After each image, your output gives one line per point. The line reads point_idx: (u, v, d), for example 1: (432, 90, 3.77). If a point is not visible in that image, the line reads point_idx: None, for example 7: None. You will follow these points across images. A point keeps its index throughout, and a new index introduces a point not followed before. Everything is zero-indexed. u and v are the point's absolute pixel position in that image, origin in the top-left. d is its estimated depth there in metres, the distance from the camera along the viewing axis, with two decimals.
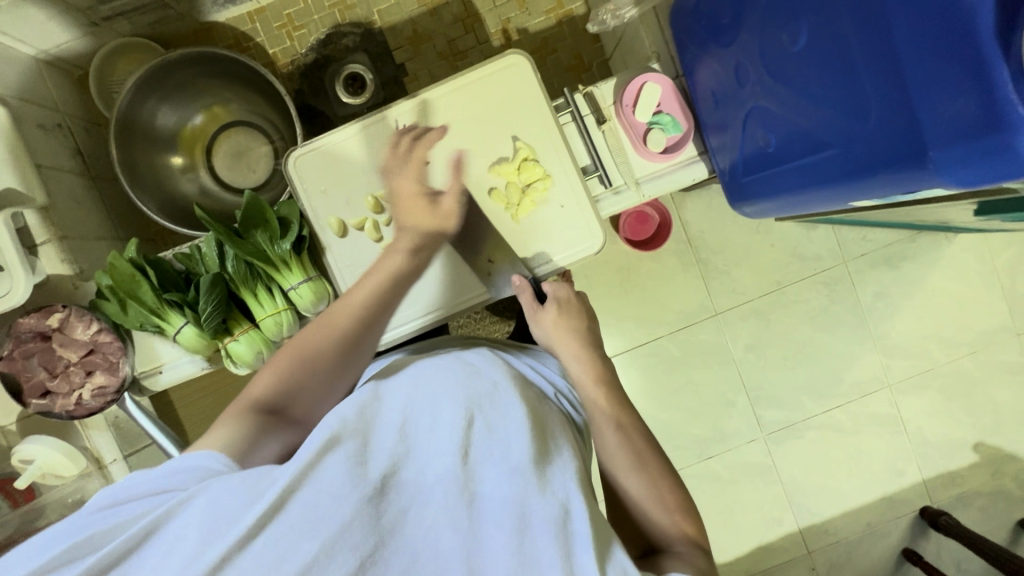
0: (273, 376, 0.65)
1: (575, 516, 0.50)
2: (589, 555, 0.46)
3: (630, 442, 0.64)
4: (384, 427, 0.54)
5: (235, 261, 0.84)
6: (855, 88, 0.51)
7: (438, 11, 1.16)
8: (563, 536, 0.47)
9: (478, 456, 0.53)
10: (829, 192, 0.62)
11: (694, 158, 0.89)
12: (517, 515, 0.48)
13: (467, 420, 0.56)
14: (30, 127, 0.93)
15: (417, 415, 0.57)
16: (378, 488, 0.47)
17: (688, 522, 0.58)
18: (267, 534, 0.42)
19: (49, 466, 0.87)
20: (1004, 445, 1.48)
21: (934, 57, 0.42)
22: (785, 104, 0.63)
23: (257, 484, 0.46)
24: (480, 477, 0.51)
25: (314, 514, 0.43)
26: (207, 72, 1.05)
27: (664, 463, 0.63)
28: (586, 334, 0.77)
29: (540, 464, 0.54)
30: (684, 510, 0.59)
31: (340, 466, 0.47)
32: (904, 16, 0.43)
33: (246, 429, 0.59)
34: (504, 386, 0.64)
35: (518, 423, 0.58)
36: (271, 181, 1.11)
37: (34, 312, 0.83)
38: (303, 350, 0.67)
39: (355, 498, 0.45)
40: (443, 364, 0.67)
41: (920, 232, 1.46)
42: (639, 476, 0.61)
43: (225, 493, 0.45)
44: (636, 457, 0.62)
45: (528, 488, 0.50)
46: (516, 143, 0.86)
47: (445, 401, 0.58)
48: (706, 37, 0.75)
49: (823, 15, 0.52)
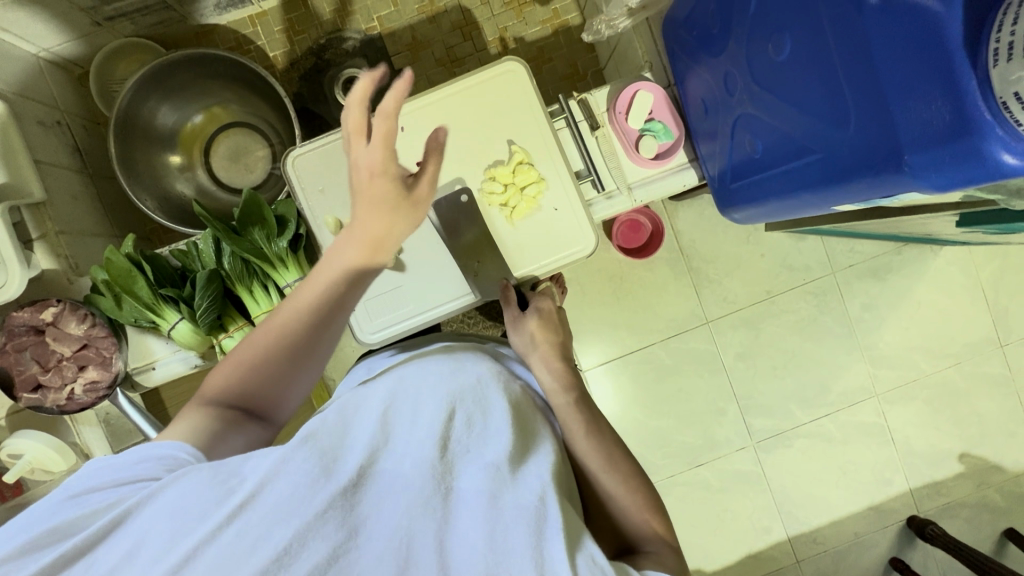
0: (228, 374, 0.62)
1: (549, 506, 0.49)
2: (559, 543, 0.46)
3: (599, 445, 0.64)
4: (364, 422, 0.53)
5: (231, 257, 0.85)
6: (836, 94, 0.53)
7: (437, 18, 1.19)
8: (536, 524, 0.47)
9: (455, 451, 0.52)
10: (812, 196, 0.64)
11: (685, 166, 0.91)
12: (491, 507, 0.47)
13: (448, 414, 0.55)
14: (30, 123, 0.94)
15: (398, 407, 0.56)
16: (353, 478, 0.46)
17: (657, 520, 0.60)
18: (234, 529, 0.42)
19: (39, 462, 0.86)
20: (989, 455, 1.51)
21: (908, 63, 0.44)
22: (771, 112, 0.65)
23: (229, 483, 0.45)
24: (457, 471, 0.51)
25: (285, 507, 0.43)
26: (206, 73, 1.06)
27: (633, 466, 0.63)
28: (565, 345, 0.82)
29: (516, 461, 0.54)
30: (656, 510, 0.60)
31: (310, 463, 0.46)
32: (881, 24, 0.46)
33: (205, 428, 0.57)
34: (488, 383, 0.63)
35: (500, 424, 0.58)
36: (269, 182, 1.13)
37: (28, 306, 0.83)
38: (257, 351, 0.62)
39: (325, 493, 0.44)
40: (429, 364, 0.65)
41: (906, 245, 1.49)
42: (613, 477, 0.61)
43: (194, 491, 0.45)
44: (608, 461, 0.62)
45: (504, 483, 0.50)
46: (512, 147, 0.88)
47: (428, 398, 0.57)
48: (696, 48, 0.77)
49: (807, 26, 0.55)
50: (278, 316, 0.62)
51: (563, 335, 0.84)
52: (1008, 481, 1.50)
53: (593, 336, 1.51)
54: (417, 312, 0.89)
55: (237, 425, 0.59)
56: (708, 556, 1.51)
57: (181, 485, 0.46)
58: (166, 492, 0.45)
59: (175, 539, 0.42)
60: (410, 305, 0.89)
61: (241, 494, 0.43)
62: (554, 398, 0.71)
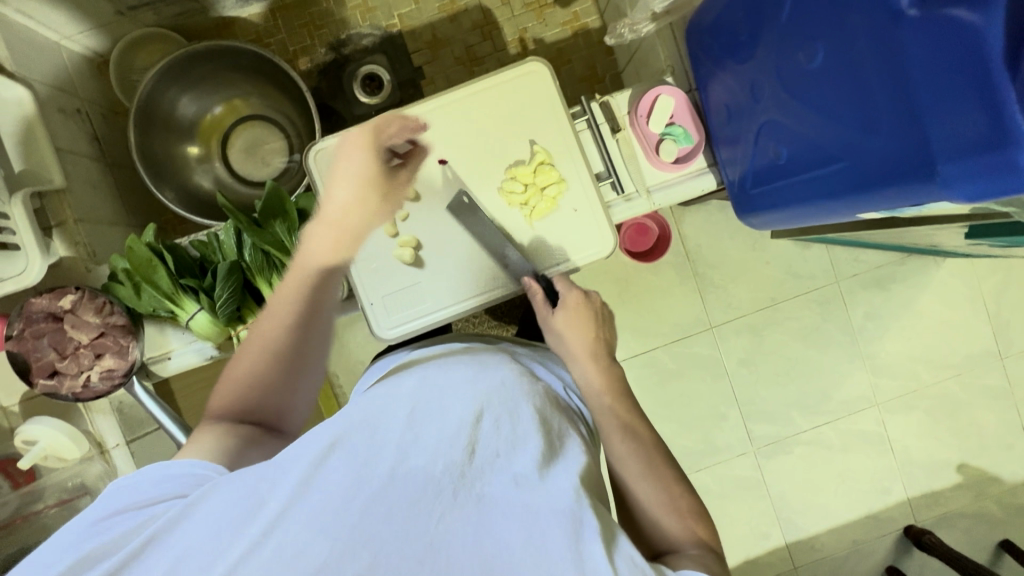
0: (234, 393, 0.65)
1: (585, 514, 0.49)
2: (597, 544, 0.46)
3: (637, 447, 0.65)
4: (389, 424, 0.53)
5: (252, 249, 0.85)
6: (867, 103, 0.54)
7: (458, 18, 1.20)
8: (573, 533, 0.47)
9: (482, 455, 0.53)
10: (836, 204, 0.65)
11: (704, 170, 0.92)
12: (525, 511, 0.48)
13: (473, 418, 0.56)
14: (52, 111, 0.94)
15: (424, 409, 0.56)
16: (386, 483, 0.47)
17: (700, 526, 0.59)
18: (270, 543, 0.43)
19: (52, 448, 0.87)
20: (986, 467, 1.52)
21: (945, 75, 0.45)
22: (798, 120, 0.66)
23: (262, 495, 0.46)
24: (486, 479, 0.50)
25: (315, 522, 0.44)
26: (228, 66, 1.07)
27: (673, 470, 0.64)
28: (598, 338, 0.79)
29: (545, 464, 0.54)
30: (699, 516, 0.60)
31: (342, 472, 0.47)
32: (918, 35, 0.46)
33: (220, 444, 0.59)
34: (511, 386, 0.64)
35: (526, 426, 0.58)
36: (286, 176, 1.13)
37: (47, 293, 0.84)
38: (256, 366, 0.66)
39: (359, 504, 0.45)
40: (450, 365, 0.67)
41: (910, 255, 1.50)
42: (654, 481, 0.62)
43: (230, 503, 0.46)
44: (645, 465, 0.63)
45: (535, 488, 0.51)
46: (533, 147, 0.88)
47: (454, 398, 0.58)
48: (722, 54, 0.78)
49: (840, 35, 0.55)
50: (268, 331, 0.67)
51: (603, 326, 0.81)
52: (1004, 492, 1.51)
53: None
54: (432, 311, 0.89)
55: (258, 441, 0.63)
56: None
57: (220, 495, 0.47)
58: (203, 506, 0.47)
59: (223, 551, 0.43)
60: (429, 301, 0.89)
61: (276, 507, 0.45)
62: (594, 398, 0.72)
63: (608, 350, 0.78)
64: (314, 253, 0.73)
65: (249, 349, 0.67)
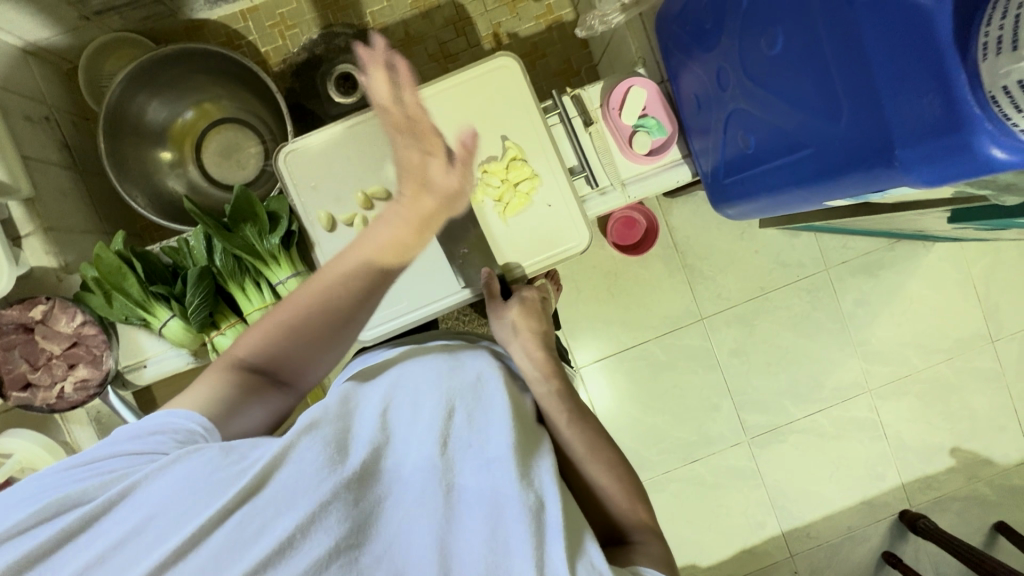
0: (261, 337, 0.61)
1: (549, 506, 0.51)
2: (559, 544, 0.48)
3: (581, 432, 0.64)
4: (364, 422, 0.56)
5: (223, 254, 0.84)
6: (829, 89, 0.53)
7: (431, 14, 1.18)
8: (535, 526, 0.49)
9: (456, 447, 0.54)
10: (804, 191, 0.64)
11: (678, 161, 0.91)
12: (491, 505, 0.51)
13: (446, 411, 0.57)
14: (18, 119, 0.93)
15: (397, 408, 0.59)
16: (355, 475, 0.49)
17: (644, 509, 0.60)
18: (240, 512, 0.45)
19: (28, 461, 0.87)
20: (979, 449, 1.52)
21: (898, 58, 0.44)
22: (763, 107, 0.65)
23: (236, 465, 0.47)
24: (457, 467, 0.53)
25: (284, 497, 0.46)
26: (198, 70, 1.06)
27: (616, 452, 0.64)
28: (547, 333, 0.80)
29: (521, 454, 0.54)
30: (641, 498, 0.61)
31: (318, 451, 0.50)
32: (873, 18, 0.46)
33: (226, 397, 0.58)
34: (488, 377, 0.64)
35: (500, 412, 0.59)
36: (261, 179, 1.12)
37: (17, 304, 0.82)
38: (291, 318, 0.62)
39: (327, 487, 0.47)
40: (428, 358, 0.67)
41: (898, 241, 1.50)
42: (597, 465, 0.62)
43: (201, 470, 0.46)
44: (589, 447, 0.63)
45: (504, 478, 0.52)
46: (505, 142, 0.88)
47: (425, 392, 0.60)
48: (689, 42, 0.77)
49: (797, 20, 0.54)
50: (319, 284, 0.63)
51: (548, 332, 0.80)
52: (998, 474, 1.52)
53: (587, 332, 1.51)
54: (405, 311, 0.88)
55: (259, 391, 0.61)
56: (702, 551, 1.52)
57: (190, 463, 0.47)
58: (175, 468, 0.47)
59: (186, 516, 0.44)
60: (403, 302, 0.88)
61: (249, 476, 0.46)
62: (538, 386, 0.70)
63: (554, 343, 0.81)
64: (393, 225, 0.67)
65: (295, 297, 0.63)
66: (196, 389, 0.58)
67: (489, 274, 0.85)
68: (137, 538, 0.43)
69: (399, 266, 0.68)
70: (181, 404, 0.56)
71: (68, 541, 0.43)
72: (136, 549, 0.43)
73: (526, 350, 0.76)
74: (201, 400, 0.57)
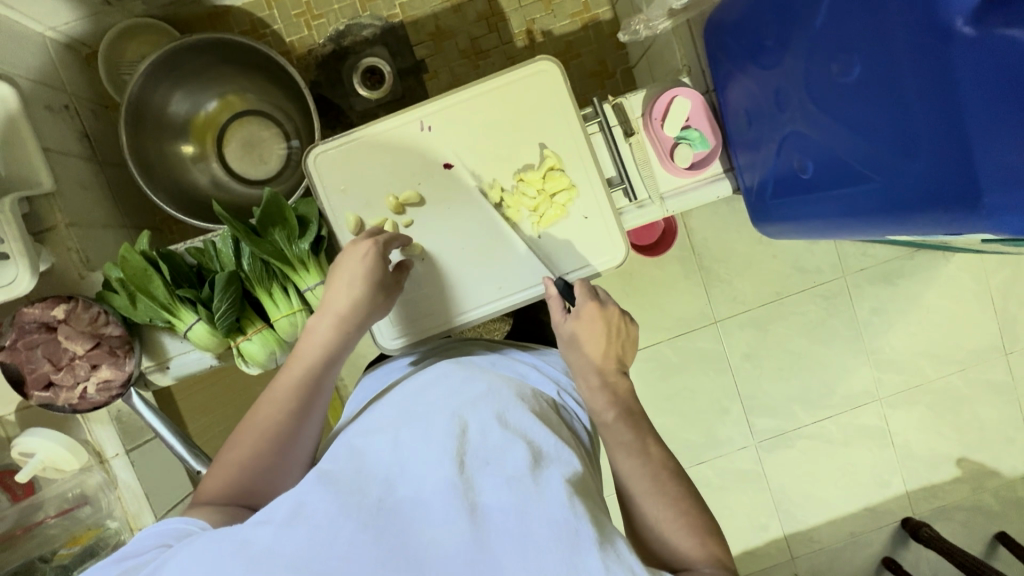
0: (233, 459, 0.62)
1: (580, 519, 0.47)
2: (595, 553, 0.44)
3: (644, 465, 0.62)
4: (378, 454, 0.54)
5: (251, 259, 0.82)
6: (907, 124, 0.51)
7: (463, 8, 1.14)
8: (564, 542, 0.44)
9: (473, 463, 0.51)
10: (864, 223, 0.62)
11: (719, 175, 0.89)
12: (518, 521, 0.46)
13: (460, 428, 0.54)
14: (38, 108, 0.90)
15: (410, 429, 0.56)
16: (374, 511, 0.47)
17: (713, 542, 0.58)
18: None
19: (50, 460, 0.86)
20: (986, 461, 1.52)
21: (994, 99, 0.42)
22: (828, 134, 0.62)
23: (244, 534, 0.46)
24: (478, 484, 0.49)
25: (302, 557, 0.44)
26: (220, 60, 1.02)
27: (684, 485, 0.61)
28: (609, 354, 0.72)
29: (535, 466, 0.52)
30: (711, 532, 0.58)
31: (331, 498, 0.48)
32: (970, 55, 0.43)
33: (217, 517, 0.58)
34: (500, 390, 0.63)
35: (513, 426, 0.57)
36: (285, 173, 1.09)
37: (40, 302, 0.81)
38: (247, 451, 0.62)
39: (342, 535, 0.45)
40: (441, 376, 0.66)
41: (919, 250, 1.47)
42: (660, 500, 0.60)
43: (210, 547, 0.46)
44: (654, 481, 0.61)
45: (528, 492, 0.48)
46: (543, 151, 0.85)
47: (437, 412, 0.57)
48: (743, 57, 0.74)
49: (878, 49, 0.51)
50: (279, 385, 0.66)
51: (619, 345, 0.73)
52: (1003, 486, 1.52)
53: None
54: (430, 321, 0.86)
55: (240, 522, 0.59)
56: None
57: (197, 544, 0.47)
58: (185, 552, 0.47)
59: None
60: (433, 311, 0.86)
61: (259, 547, 0.45)
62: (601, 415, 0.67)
63: (621, 366, 0.72)
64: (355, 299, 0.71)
65: (243, 432, 0.63)
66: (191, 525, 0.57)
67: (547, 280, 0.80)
68: None
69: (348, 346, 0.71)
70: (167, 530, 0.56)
71: None
72: None
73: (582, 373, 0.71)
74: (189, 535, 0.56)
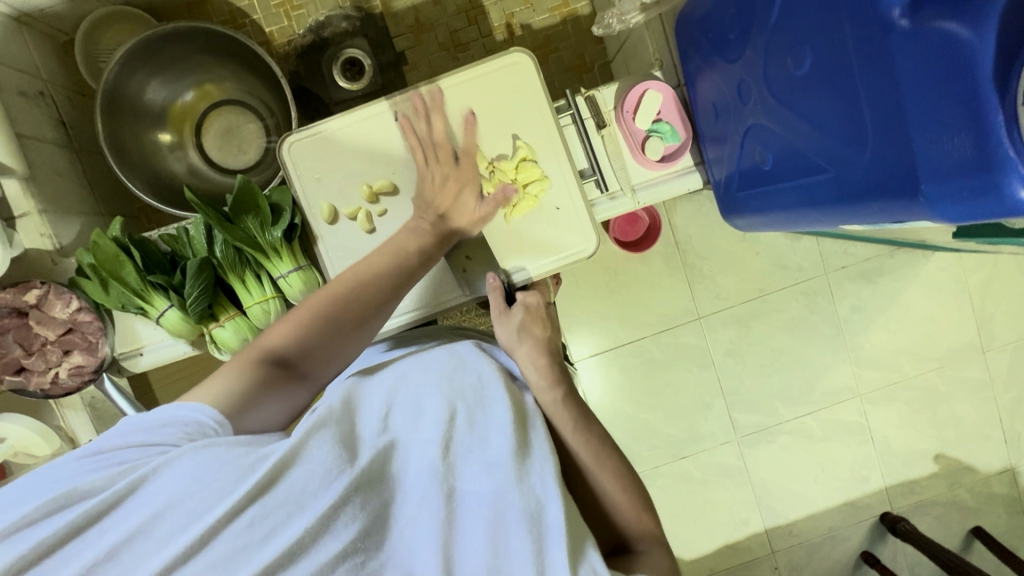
0: (285, 332, 0.64)
1: (551, 505, 0.50)
2: (562, 549, 0.47)
3: (587, 441, 0.63)
4: (370, 419, 0.56)
5: (224, 245, 0.83)
6: (856, 114, 0.52)
7: (442, 1, 1.15)
8: (535, 533, 0.48)
9: (458, 451, 0.53)
10: (819, 214, 0.63)
11: (691, 168, 0.90)
12: (494, 509, 0.49)
13: (448, 415, 0.56)
14: (12, 94, 0.90)
15: (400, 407, 0.58)
16: (363, 476, 0.49)
17: (647, 517, 0.61)
18: (254, 509, 0.44)
19: (22, 445, 0.86)
20: (963, 457, 1.55)
21: (931, 91, 0.44)
22: (786, 126, 0.63)
23: (250, 458, 0.47)
24: (459, 472, 0.52)
25: (296, 500, 0.45)
26: (197, 49, 1.03)
27: (623, 463, 0.63)
28: (552, 338, 0.77)
29: (521, 455, 0.53)
30: (646, 507, 0.61)
31: (325, 453, 0.49)
32: (906, 49, 0.44)
33: (253, 383, 0.60)
34: (490, 379, 0.62)
35: (500, 411, 0.57)
36: (264, 162, 1.09)
37: (11, 288, 0.81)
38: (323, 310, 0.66)
39: (336, 490, 0.47)
40: (432, 357, 0.66)
41: (898, 249, 1.50)
42: (603, 475, 0.61)
43: (212, 462, 0.46)
44: (597, 457, 0.62)
45: (506, 482, 0.51)
46: (516, 142, 0.86)
47: (427, 396, 0.59)
48: (710, 51, 0.75)
49: (828, 42, 0.53)
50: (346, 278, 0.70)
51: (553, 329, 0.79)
52: (978, 482, 1.54)
53: (584, 326, 1.51)
54: (407, 310, 0.87)
55: (275, 387, 0.62)
56: (687, 545, 1.55)
57: (198, 456, 0.47)
58: (184, 462, 0.46)
59: (203, 507, 0.44)
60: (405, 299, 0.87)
61: (264, 470, 0.45)
62: (542, 396, 0.67)
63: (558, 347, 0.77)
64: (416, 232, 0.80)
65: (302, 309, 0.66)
66: (222, 377, 0.60)
67: (495, 283, 0.82)
68: (146, 534, 0.43)
69: (421, 266, 0.77)
70: (202, 392, 0.58)
71: (76, 536, 0.43)
72: (149, 542, 0.43)
73: (531, 357, 0.72)
74: (226, 389, 0.58)
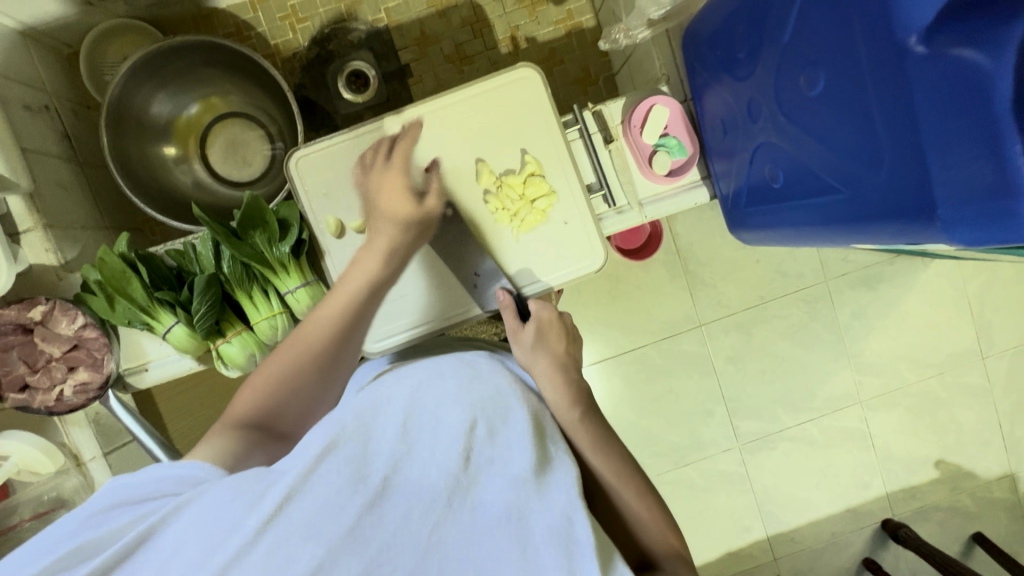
0: (257, 392, 0.66)
1: (577, 527, 0.49)
2: (592, 562, 0.46)
3: (609, 460, 0.63)
4: (386, 427, 0.53)
5: (231, 261, 0.83)
6: (869, 137, 0.52)
7: (447, 13, 1.15)
8: (564, 547, 0.47)
9: (478, 464, 0.53)
10: (831, 232, 0.63)
11: (697, 182, 0.90)
12: (519, 526, 0.48)
13: (469, 425, 0.55)
14: (17, 108, 0.90)
15: (418, 413, 0.56)
16: (379, 492, 0.47)
17: (672, 534, 0.61)
18: (266, 543, 0.42)
19: (25, 463, 0.85)
20: (964, 462, 1.55)
21: (948, 119, 0.44)
22: (797, 145, 0.64)
23: (254, 492, 0.45)
24: (480, 484, 0.51)
25: (311, 524, 0.43)
26: (203, 62, 1.02)
27: (646, 481, 0.63)
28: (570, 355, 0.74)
29: (540, 472, 0.53)
30: (670, 524, 0.61)
31: (341, 470, 0.47)
32: (923, 77, 0.44)
33: (234, 442, 0.61)
34: (506, 392, 0.63)
35: (518, 430, 0.58)
36: (270, 174, 1.09)
37: (16, 304, 0.80)
38: (285, 366, 0.68)
39: (353, 510, 0.44)
40: (445, 366, 0.65)
41: (898, 256, 1.50)
42: (628, 493, 0.61)
43: (218, 500, 0.45)
44: (620, 474, 0.62)
45: (529, 497, 0.50)
46: (525, 156, 0.86)
47: (444, 407, 0.58)
48: (718, 67, 0.75)
49: (842, 65, 0.53)
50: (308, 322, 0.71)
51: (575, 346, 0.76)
52: (979, 487, 1.55)
53: (586, 335, 1.51)
54: (416, 324, 0.86)
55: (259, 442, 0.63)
56: None
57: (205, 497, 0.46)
58: (193, 506, 0.46)
59: (207, 556, 0.41)
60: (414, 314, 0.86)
61: (272, 503, 0.43)
62: (563, 415, 0.67)
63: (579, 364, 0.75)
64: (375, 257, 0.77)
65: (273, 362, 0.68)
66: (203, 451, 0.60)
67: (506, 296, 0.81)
68: None
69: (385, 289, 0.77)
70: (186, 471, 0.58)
71: None
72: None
73: (549, 374, 0.71)
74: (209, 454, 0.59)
